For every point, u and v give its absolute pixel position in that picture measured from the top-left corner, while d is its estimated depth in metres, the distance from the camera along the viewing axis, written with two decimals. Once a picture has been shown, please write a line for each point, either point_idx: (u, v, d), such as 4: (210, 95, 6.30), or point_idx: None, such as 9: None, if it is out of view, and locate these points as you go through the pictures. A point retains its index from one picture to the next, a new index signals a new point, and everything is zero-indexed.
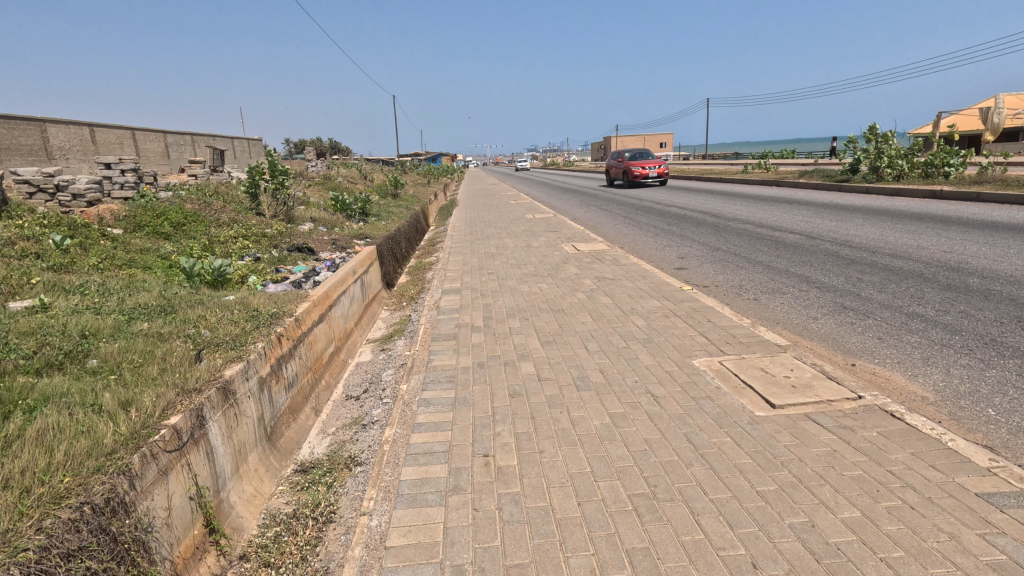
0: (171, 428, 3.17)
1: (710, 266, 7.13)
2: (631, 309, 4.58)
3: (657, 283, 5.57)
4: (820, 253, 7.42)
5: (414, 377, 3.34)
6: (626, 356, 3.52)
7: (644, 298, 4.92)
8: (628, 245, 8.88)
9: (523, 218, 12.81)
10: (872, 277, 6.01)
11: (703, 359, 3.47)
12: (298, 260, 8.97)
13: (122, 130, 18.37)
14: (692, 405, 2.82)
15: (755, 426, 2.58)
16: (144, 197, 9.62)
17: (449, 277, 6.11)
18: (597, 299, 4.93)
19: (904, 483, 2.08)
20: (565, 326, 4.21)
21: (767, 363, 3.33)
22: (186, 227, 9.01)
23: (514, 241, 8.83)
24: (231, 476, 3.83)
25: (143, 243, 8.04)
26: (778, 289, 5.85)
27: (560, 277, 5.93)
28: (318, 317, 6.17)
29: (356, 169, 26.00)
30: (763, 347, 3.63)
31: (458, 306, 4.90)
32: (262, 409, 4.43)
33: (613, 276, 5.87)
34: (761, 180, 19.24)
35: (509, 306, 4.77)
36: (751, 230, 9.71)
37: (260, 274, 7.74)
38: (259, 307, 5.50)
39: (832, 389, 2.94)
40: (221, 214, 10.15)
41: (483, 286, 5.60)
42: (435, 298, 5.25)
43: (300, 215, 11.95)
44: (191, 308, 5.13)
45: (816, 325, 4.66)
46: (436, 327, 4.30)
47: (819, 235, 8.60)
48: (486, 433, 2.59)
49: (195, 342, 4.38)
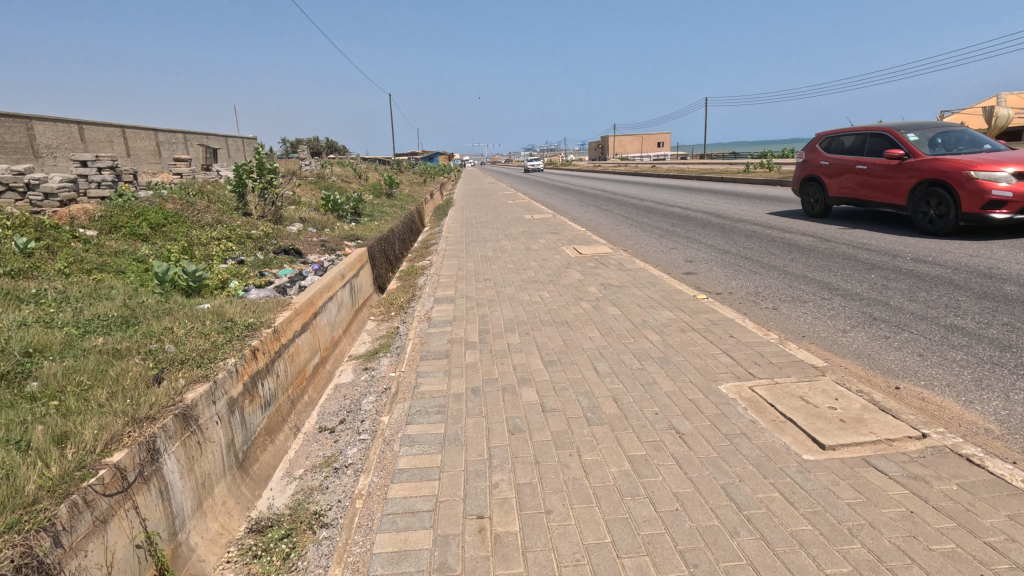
0: (112, 467, 2.71)
1: (722, 271, 6.69)
2: (643, 322, 4.11)
3: (669, 291, 5.11)
4: (836, 257, 6.97)
5: (397, 407, 2.88)
6: (643, 381, 3.06)
7: (655, 308, 4.47)
8: (632, 248, 8.44)
9: (521, 219, 12.36)
10: (898, 284, 5.57)
11: (730, 384, 3.01)
12: (284, 263, 8.51)
13: (112, 129, 17.83)
14: (726, 446, 2.37)
15: (807, 476, 2.13)
16: (123, 196, 9.13)
17: (442, 285, 5.65)
18: (605, 309, 4.47)
19: (1012, 564, 1.63)
20: (570, 342, 3.75)
21: (806, 390, 2.88)
22: (166, 228, 8.52)
23: (512, 244, 8.39)
24: (193, 514, 3.36)
25: (119, 245, 7.56)
26: (797, 297, 5.43)
27: (562, 284, 5.47)
28: (301, 327, 5.72)
29: (352, 168, 25.47)
30: (797, 369, 3.18)
31: (450, 317, 4.44)
32: (231, 435, 3.97)
33: (620, 283, 5.41)
34: (765, 180, 18.82)
35: (508, 318, 4.31)
36: (761, 232, 9.27)
37: (242, 278, 7.28)
38: (235, 317, 5.02)
39: (888, 425, 2.48)
40: (205, 214, 9.66)
41: (479, 294, 5.14)
42: (426, 307, 4.80)
43: (289, 215, 11.45)
44: (158, 319, 4.65)
45: (846, 339, 4.21)
46: (425, 343, 3.84)
47: (834, 238, 8.15)
48: (481, 485, 2.14)
49: (157, 359, 3.92)
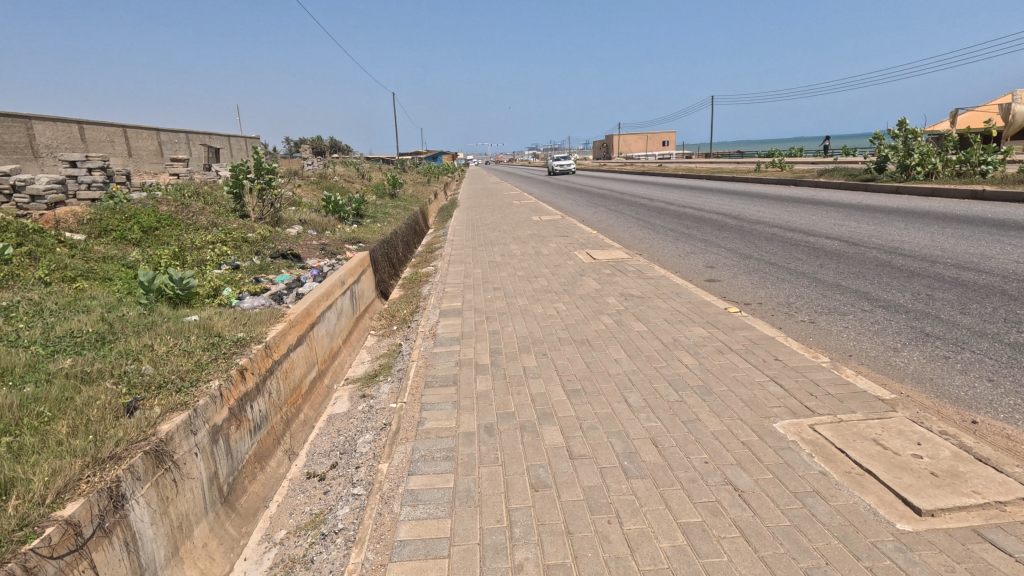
0: (61, 523, 2.31)
1: (747, 279, 6.26)
2: (674, 341, 3.68)
3: (697, 303, 4.66)
4: (869, 263, 6.52)
5: (397, 451, 2.46)
6: (684, 419, 2.63)
7: (685, 325, 4.03)
8: (647, 252, 8.01)
9: (528, 221, 11.96)
10: (944, 294, 5.12)
11: (787, 422, 2.58)
12: (282, 268, 8.12)
13: (113, 128, 17.47)
14: (800, 510, 1.94)
15: (911, 556, 1.71)
16: (114, 198, 8.75)
17: (448, 295, 5.24)
18: (630, 326, 4.04)
19: None
20: (594, 366, 3.32)
21: (880, 432, 2.44)
22: (158, 232, 8.14)
23: (521, 248, 7.98)
24: (167, 563, 2.95)
25: (107, 250, 7.20)
26: (834, 309, 4.98)
27: (578, 295, 5.04)
28: (296, 340, 5.31)
29: (353, 167, 25.02)
30: (862, 402, 2.74)
31: (458, 334, 4.02)
32: (214, 467, 3.55)
33: (642, 294, 4.98)
34: (777, 179, 18.32)
35: (521, 336, 3.89)
36: (782, 235, 8.81)
37: (236, 285, 6.89)
38: (223, 332, 4.61)
39: (995, 482, 2.04)
40: (200, 216, 9.27)
41: (488, 307, 4.72)
42: (431, 322, 4.37)
43: (288, 217, 11.05)
44: (137, 335, 4.24)
45: (900, 360, 3.75)
46: (431, 366, 3.41)
47: (863, 242, 7.70)
48: (501, 567, 1.71)
49: (132, 383, 3.52)
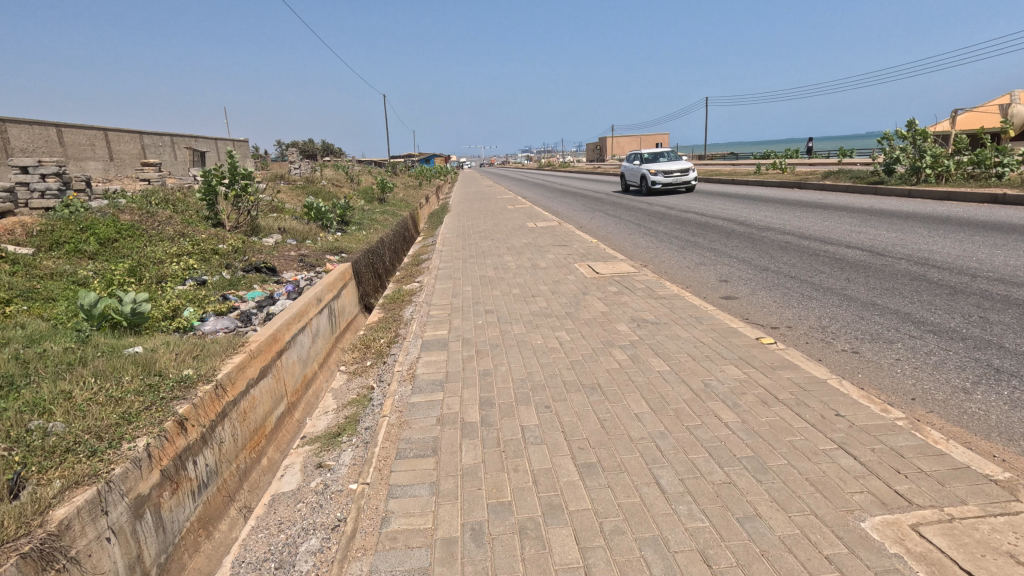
0: None
1: (768, 296, 5.63)
2: (705, 388, 3.01)
3: (723, 331, 3.99)
4: (904, 277, 5.88)
5: (349, 572, 1.79)
6: (739, 515, 1.96)
7: (714, 362, 3.37)
8: (654, 264, 7.36)
9: (523, 228, 11.29)
10: (1000, 316, 4.48)
11: (879, 520, 1.91)
12: (254, 283, 7.42)
13: (93, 130, 16.53)
14: None
15: None
16: (70, 207, 8.02)
17: (433, 320, 4.56)
18: (649, 365, 3.36)
19: None
20: (613, 424, 2.64)
21: (1016, 541, 1.77)
22: (117, 243, 7.42)
23: (516, 260, 7.32)
24: None
25: (56, 264, 6.49)
26: (876, 335, 4.33)
27: (583, 320, 4.37)
28: (259, 372, 4.61)
29: (344, 171, 24.13)
30: (972, 486, 2.07)
31: (441, 376, 3.33)
32: (136, 551, 2.84)
33: (657, 320, 4.29)
34: (780, 182, 17.72)
35: (518, 379, 3.20)
36: (798, 243, 8.19)
37: (198, 304, 6.17)
38: (164, 369, 3.89)
39: None
40: (166, 225, 8.54)
41: (479, 337, 4.04)
42: (410, 359, 3.68)
43: (266, 225, 10.30)
44: (54, 379, 3.53)
45: (976, 406, 3.08)
46: (405, 426, 2.72)
47: (889, 251, 7.08)
48: None
49: (30, 448, 2.83)
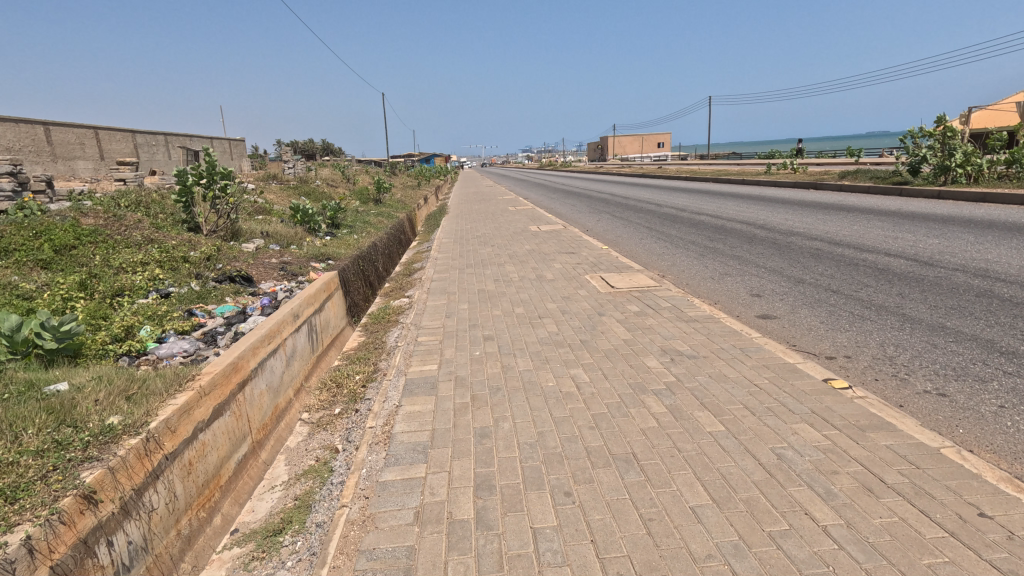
0: None
1: (815, 316, 4.83)
2: (778, 463, 2.23)
3: (779, 370, 3.20)
4: (970, 293, 5.07)
5: None
6: None
7: (780, 419, 2.58)
8: (675, 275, 6.56)
9: (525, 232, 10.53)
10: None
11: None
12: (227, 295, 6.64)
13: (83, 129, 15.67)
14: None
15: None
16: (26, 210, 7.25)
17: (420, 349, 3.77)
18: (697, 423, 2.56)
19: None
20: (664, 532, 1.84)
21: None
22: (73, 250, 6.63)
23: (520, 270, 6.55)
24: None
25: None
26: (961, 371, 3.54)
27: (602, 350, 3.60)
28: (214, 411, 3.64)
29: (342, 170, 23.33)
30: None
31: (425, 439, 2.54)
32: None
33: (694, 353, 3.49)
34: (794, 182, 16.95)
35: (526, 447, 2.41)
36: (831, 250, 7.36)
37: (157, 321, 5.37)
38: (81, 421, 3.04)
39: None
40: (133, 229, 7.75)
41: (475, 375, 3.26)
42: (388, 408, 2.88)
43: (248, 229, 9.51)
44: None
45: None
46: (369, 527, 1.94)
47: (943, 261, 6.25)
48: None
49: None
